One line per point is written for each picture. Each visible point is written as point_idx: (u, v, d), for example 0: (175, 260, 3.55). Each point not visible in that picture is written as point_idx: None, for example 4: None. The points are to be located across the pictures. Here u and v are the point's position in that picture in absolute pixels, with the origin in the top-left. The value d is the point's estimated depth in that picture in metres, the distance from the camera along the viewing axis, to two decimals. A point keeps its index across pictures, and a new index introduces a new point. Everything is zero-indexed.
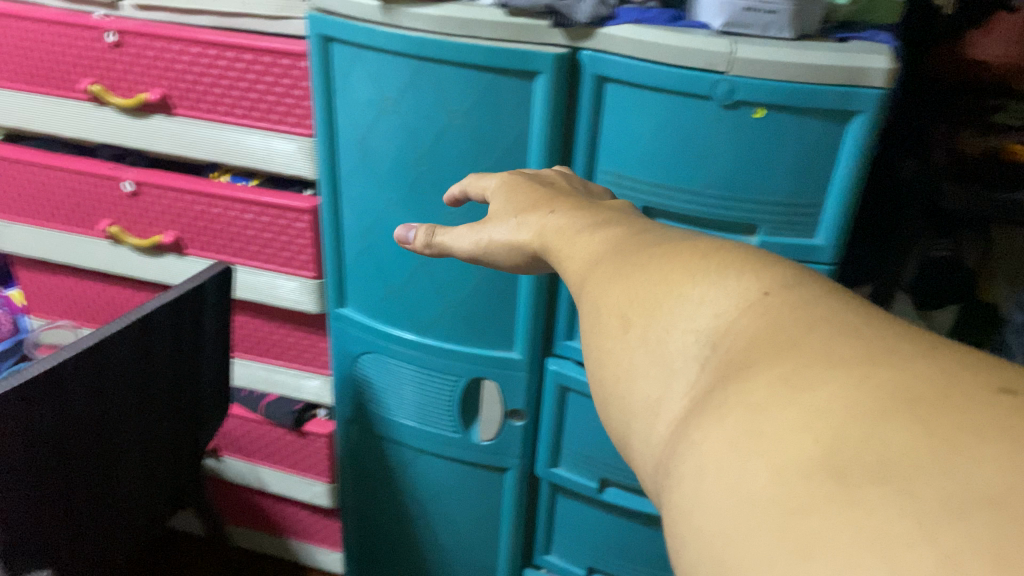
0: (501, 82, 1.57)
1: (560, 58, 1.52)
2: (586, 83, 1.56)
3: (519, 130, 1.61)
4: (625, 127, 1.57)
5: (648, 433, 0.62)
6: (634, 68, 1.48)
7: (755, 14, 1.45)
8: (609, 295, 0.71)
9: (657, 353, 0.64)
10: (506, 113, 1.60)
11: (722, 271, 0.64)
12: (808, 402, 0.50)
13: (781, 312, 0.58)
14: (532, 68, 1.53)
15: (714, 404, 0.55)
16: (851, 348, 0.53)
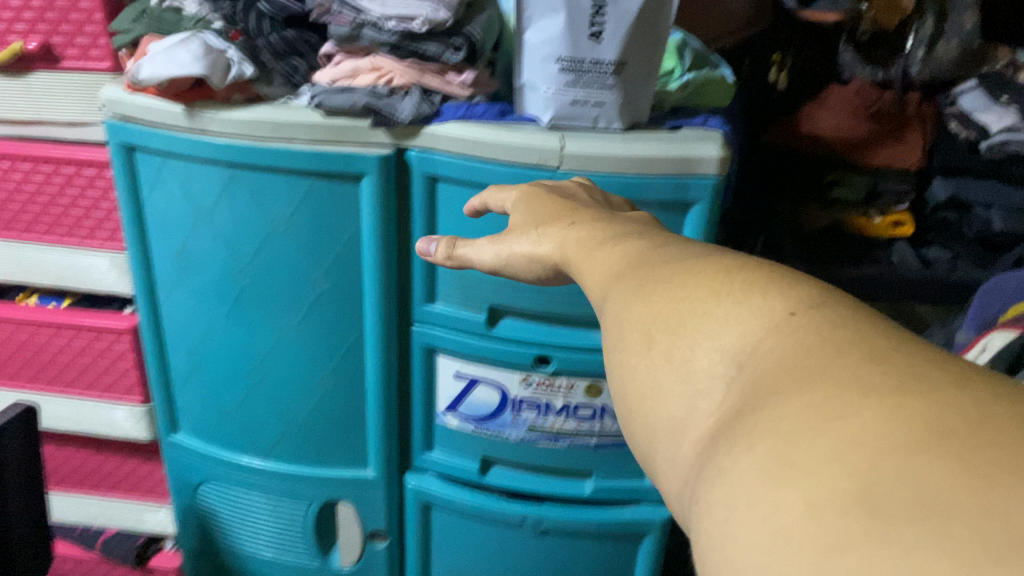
0: (336, 183, 1.43)
1: (383, 160, 1.40)
2: (417, 185, 1.43)
3: (355, 235, 1.48)
4: (457, 229, 1.46)
5: (671, 457, 0.52)
6: (492, 174, 1.37)
7: (581, 106, 1.37)
8: (632, 307, 0.60)
9: (675, 374, 0.54)
10: (334, 220, 1.47)
11: (747, 292, 0.54)
12: (836, 428, 0.42)
13: (809, 335, 0.48)
14: (356, 168, 1.40)
15: (735, 430, 0.46)
16: (884, 373, 0.44)
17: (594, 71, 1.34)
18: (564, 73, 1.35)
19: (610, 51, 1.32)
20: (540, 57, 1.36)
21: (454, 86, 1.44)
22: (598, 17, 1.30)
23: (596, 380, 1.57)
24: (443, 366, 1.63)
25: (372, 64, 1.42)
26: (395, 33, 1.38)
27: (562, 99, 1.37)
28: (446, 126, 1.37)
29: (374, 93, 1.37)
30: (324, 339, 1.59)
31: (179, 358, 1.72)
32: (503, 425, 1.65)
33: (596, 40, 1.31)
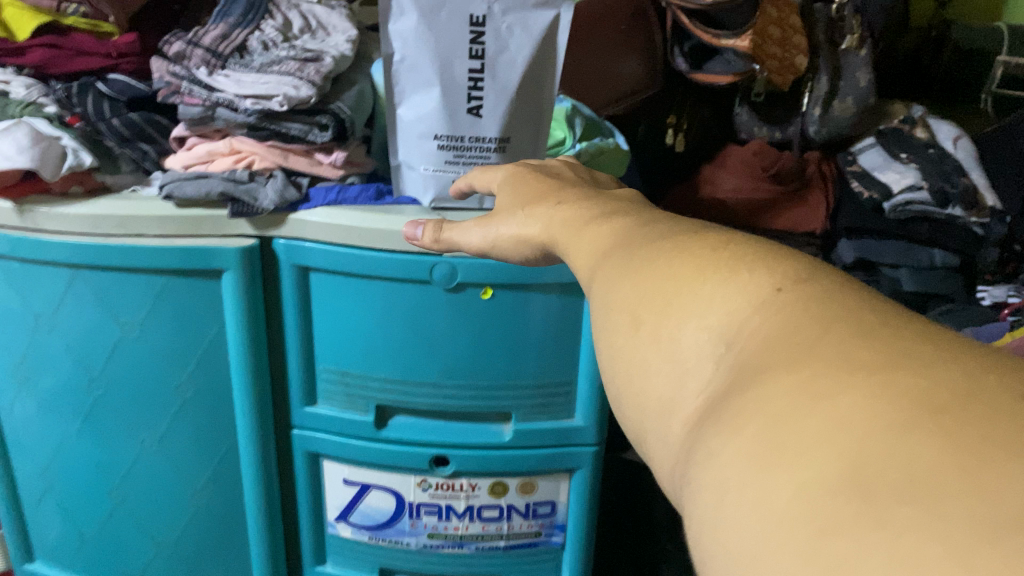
0: (201, 281, 1.21)
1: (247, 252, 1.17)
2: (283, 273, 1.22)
3: (216, 325, 1.25)
4: (339, 319, 1.25)
5: (667, 432, 0.53)
6: (366, 262, 1.17)
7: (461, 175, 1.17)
8: (620, 285, 0.62)
9: (652, 348, 0.57)
10: (201, 309, 1.23)
11: (713, 268, 0.57)
12: (799, 399, 0.43)
13: (793, 310, 0.50)
14: (213, 264, 1.18)
15: (732, 414, 0.46)
16: (867, 350, 0.45)
17: (472, 156, 1.15)
18: (448, 165, 1.15)
19: (491, 128, 1.13)
20: (420, 134, 1.14)
21: (320, 165, 1.20)
22: (473, 97, 1.12)
23: (500, 477, 1.37)
24: (330, 472, 1.41)
25: (231, 146, 1.18)
26: (253, 113, 1.14)
27: (442, 177, 1.16)
28: (313, 211, 1.16)
29: (231, 178, 1.15)
30: (191, 449, 1.35)
31: (32, 471, 1.44)
32: (400, 532, 1.43)
33: (476, 117, 1.12)
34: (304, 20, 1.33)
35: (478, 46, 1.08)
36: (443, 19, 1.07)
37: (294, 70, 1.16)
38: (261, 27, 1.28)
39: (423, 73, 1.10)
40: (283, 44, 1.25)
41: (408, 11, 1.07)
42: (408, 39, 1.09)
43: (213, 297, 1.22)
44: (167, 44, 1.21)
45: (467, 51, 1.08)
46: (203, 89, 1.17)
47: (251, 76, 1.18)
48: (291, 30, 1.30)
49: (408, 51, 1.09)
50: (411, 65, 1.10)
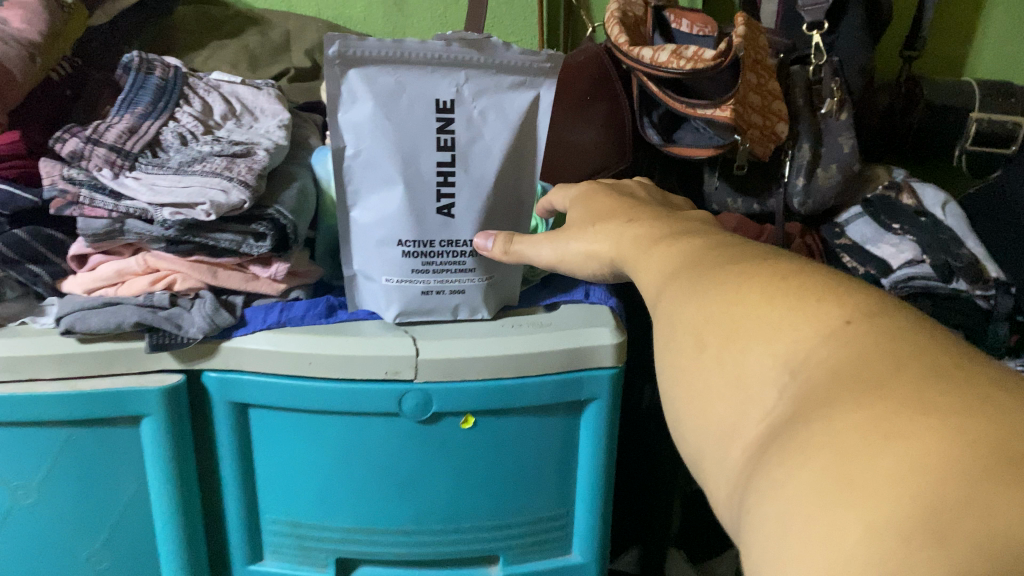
0: (116, 430, 0.63)
1: (172, 390, 0.62)
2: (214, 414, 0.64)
3: (143, 482, 0.65)
4: (291, 479, 0.67)
5: (718, 468, 0.31)
6: (312, 393, 0.63)
7: (436, 295, 0.63)
8: (682, 300, 0.36)
9: (711, 372, 0.32)
10: (99, 490, 0.65)
11: (777, 280, 0.33)
12: (873, 431, 0.25)
13: (887, 348, 0.28)
14: (129, 412, 0.62)
15: (791, 441, 0.27)
16: (922, 360, 0.27)
17: (455, 266, 0.62)
18: (417, 273, 0.62)
19: (466, 228, 0.61)
20: (373, 237, 0.60)
21: (259, 279, 0.64)
22: (445, 186, 0.60)
23: None
24: None
25: (144, 262, 0.63)
26: (177, 226, 0.60)
27: (408, 292, 0.62)
28: (251, 335, 0.62)
29: (150, 306, 0.61)
30: None
31: None
32: None
33: (447, 215, 0.61)
34: (230, 106, 0.73)
35: (448, 133, 0.58)
36: (407, 104, 0.57)
37: (222, 169, 0.62)
38: (175, 117, 0.68)
39: (382, 166, 0.58)
40: (206, 137, 0.67)
41: (361, 98, 0.57)
42: (365, 132, 0.57)
43: (137, 465, 0.64)
44: (60, 143, 0.63)
45: (432, 138, 0.58)
46: (110, 198, 0.61)
47: (169, 178, 0.62)
48: (210, 119, 0.70)
49: (364, 139, 0.57)
50: (368, 159, 0.58)
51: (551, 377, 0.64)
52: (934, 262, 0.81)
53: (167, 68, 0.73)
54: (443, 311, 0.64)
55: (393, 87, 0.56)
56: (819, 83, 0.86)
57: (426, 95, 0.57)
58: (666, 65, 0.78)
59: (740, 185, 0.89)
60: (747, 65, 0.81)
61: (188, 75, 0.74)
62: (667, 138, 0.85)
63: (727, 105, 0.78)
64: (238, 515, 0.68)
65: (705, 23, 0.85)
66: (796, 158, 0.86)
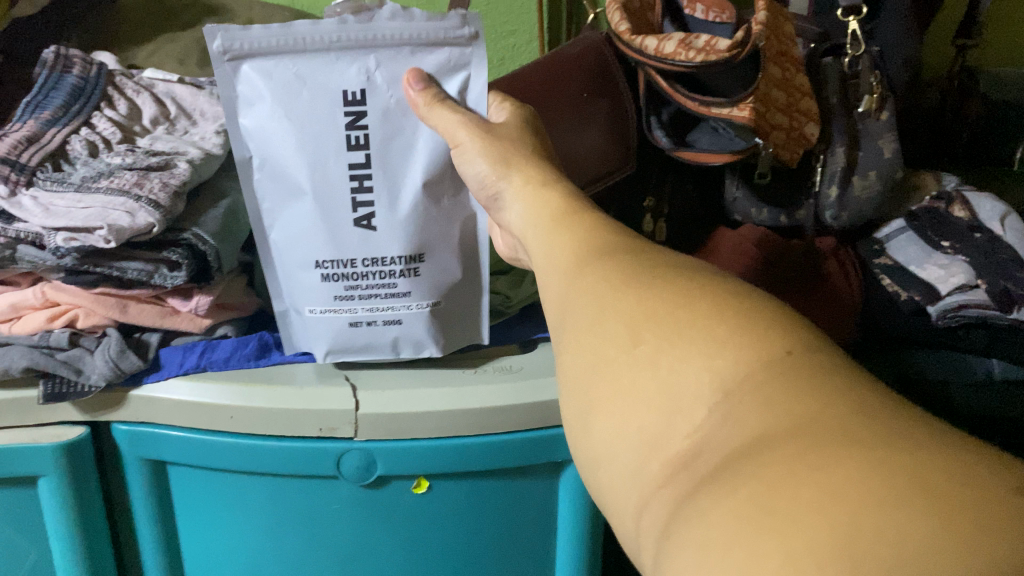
0: (12, 489, 0.54)
1: (77, 445, 0.53)
2: (132, 470, 0.55)
3: (45, 548, 0.56)
4: (220, 547, 0.57)
5: (627, 490, 0.27)
6: (235, 452, 0.53)
7: (367, 327, 0.51)
8: (615, 297, 0.31)
9: (634, 379, 0.28)
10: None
11: (728, 301, 0.28)
12: (802, 460, 0.22)
13: (817, 378, 0.25)
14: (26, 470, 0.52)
15: (713, 469, 0.24)
16: (854, 397, 0.24)
17: (385, 291, 0.50)
18: (341, 299, 0.50)
19: (393, 242, 0.49)
20: (291, 258, 0.50)
21: (178, 315, 0.55)
22: (362, 193, 0.48)
23: None
24: None
25: (42, 294, 0.53)
26: (73, 255, 0.51)
27: (331, 323, 0.51)
28: (164, 382, 0.52)
29: (45, 347, 0.52)
30: None
31: None
32: None
33: (367, 228, 0.48)
34: (162, 109, 0.63)
35: (360, 129, 0.47)
36: (309, 99, 0.46)
37: (132, 185, 0.52)
38: (91, 122, 0.59)
39: (288, 174, 0.48)
40: (121, 146, 0.57)
41: (259, 98, 0.46)
42: (268, 137, 0.47)
43: (37, 528, 0.55)
44: None
45: (339, 137, 0.46)
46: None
47: (68, 197, 0.52)
48: (134, 124, 0.61)
49: (266, 145, 0.47)
50: (272, 168, 0.48)
51: (521, 435, 0.53)
52: (991, 287, 0.67)
53: (89, 65, 0.63)
54: (381, 347, 0.52)
55: (292, 81, 0.46)
56: (856, 77, 0.72)
57: (330, 85, 0.46)
58: (674, 57, 0.65)
59: (766, 194, 0.75)
60: (768, 56, 0.69)
61: (117, 74, 0.65)
62: (679, 140, 0.72)
63: (746, 103, 0.65)
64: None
65: (721, 7, 0.73)
66: (829, 165, 0.73)
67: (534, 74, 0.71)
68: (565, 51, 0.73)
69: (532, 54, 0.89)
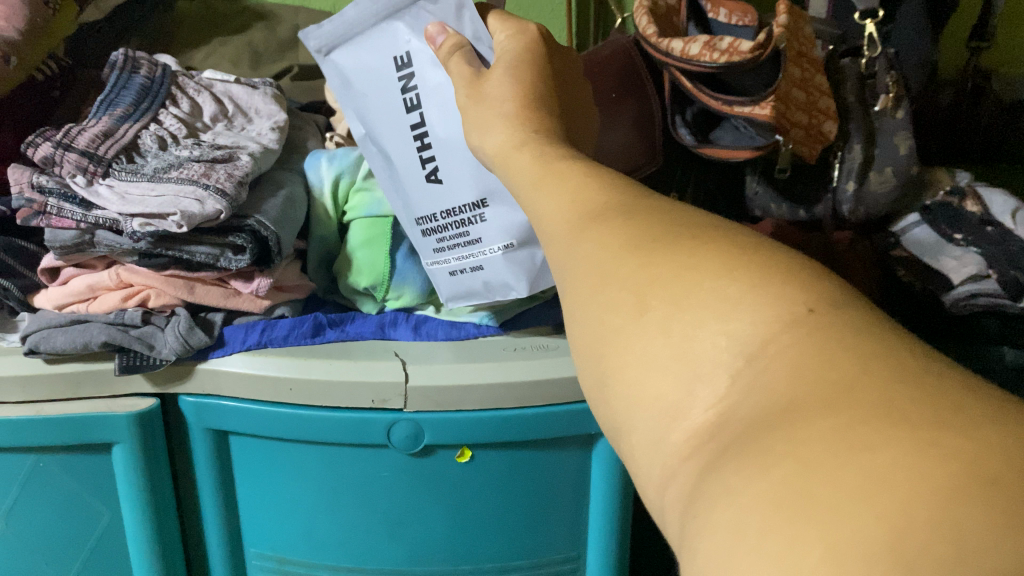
0: (90, 455, 0.58)
1: (150, 413, 0.57)
2: (199, 435, 0.59)
3: (117, 510, 0.60)
4: (280, 509, 0.61)
5: (654, 460, 0.24)
6: (293, 422, 0.57)
7: (464, 274, 0.54)
8: (615, 264, 0.28)
9: (646, 347, 0.25)
10: (76, 517, 0.60)
11: (736, 255, 0.26)
12: (840, 439, 0.19)
13: (852, 337, 0.22)
14: (102, 436, 0.57)
15: (742, 439, 0.21)
16: (893, 358, 0.21)
17: (463, 240, 0.53)
18: (440, 250, 0.55)
19: (455, 190, 0.51)
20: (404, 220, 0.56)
21: (239, 296, 0.59)
22: (425, 150, 0.51)
23: None
24: None
25: (117, 276, 0.58)
26: (148, 238, 0.55)
27: (440, 274, 0.56)
28: (230, 357, 0.57)
29: (120, 324, 0.56)
30: None
31: None
32: None
33: (436, 182, 0.52)
34: (221, 107, 0.68)
35: (413, 90, 0.50)
36: (376, 75, 0.51)
37: (200, 175, 0.56)
38: (158, 119, 0.63)
39: (377, 145, 0.53)
40: (187, 140, 0.62)
41: (341, 77, 0.52)
42: (358, 114, 0.53)
43: (109, 490, 0.60)
44: (32, 147, 0.58)
45: (400, 102, 0.50)
46: (79, 207, 0.57)
47: (142, 186, 0.56)
48: (197, 121, 0.66)
49: (359, 119, 0.53)
50: (369, 143, 0.54)
51: (566, 407, 0.57)
52: (1001, 277, 0.69)
53: (155, 66, 0.68)
54: (483, 292, 0.55)
55: (363, 61, 0.51)
56: (873, 77, 0.75)
57: (387, 56, 0.50)
58: (698, 58, 0.69)
59: (786, 189, 0.79)
60: (791, 57, 0.71)
61: (178, 74, 0.70)
62: (703, 138, 0.76)
63: (767, 102, 0.69)
64: (218, 536, 0.63)
65: (744, 11, 0.77)
66: (846, 160, 0.76)
67: None
68: (596, 53, 0.77)
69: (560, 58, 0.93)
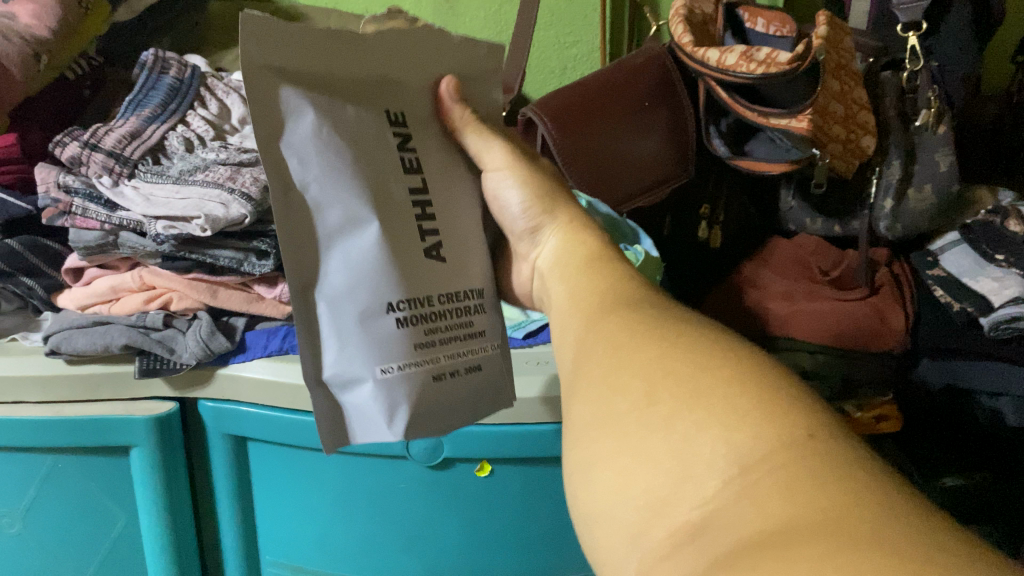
0: (107, 458, 0.58)
1: (169, 421, 0.57)
2: (216, 442, 0.59)
3: (133, 514, 0.60)
4: (293, 517, 0.60)
5: (627, 555, 0.24)
6: (303, 431, 0.56)
7: (450, 379, 0.37)
8: (635, 351, 0.29)
9: (644, 439, 0.25)
10: (91, 518, 0.60)
11: (746, 372, 0.27)
12: (829, 562, 0.19)
13: (845, 473, 0.22)
14: (120, 441, 0.57)
15: (732, 551, 0.21)
16: (882, 499, 0.21)
17: (464, 331, 0.38)
18: (421, 348, 0.36)
19: (462, 271, 0.39)
20: (353, 306, 0.34)
21: (263, 301, 0.59)
22: (425, 221, 0.37)
23: None
24: None
25: (140, 278, 0.58)
26: (171, 241, 0.55)
27: (416, 381, 0.36)
28: (250, 363, 0.56)
29: (141, 327, 0.56)
30: None
31: None
32: None
33: (436, 258, 0.37)
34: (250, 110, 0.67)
35: (410, 151, 0.37)
36: (356, 115, 0.35)
37: (225, 178, 0.55)
38: (186, 120, 0.63)
39: (339, 199, 0.34)
40: (214, 143, 0.61)
41: (298, 102, 0.33)
42: (309, 150, 0.33)
43: (124, 494, 0.60)
44: (60, 147, 0.58)
45: (393, 157, 0.36)
46: (104, 208, 0.56)
47: (167, 188, 0.56)
48: (225, 123, 0.65)
49: (310, 162, 0.33)
50: (309, 201, 0.34)
51: None
52: None
53: (184, 67, 0.68)
54: (464, 410, 0.38)
55: (336, 98, 0.34)
56: (914, 92, 0.72)
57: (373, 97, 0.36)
58: (734, 69, 0.67)
59: (821, 204, 0.77)
60: (828, 69, 0.69)
61: (208, 76, 0.70)
62: (736, 149, 0.74)
63: (804, 115, 0.67)
64: (232, 539, 0.63)
65: (783, 22, 0.74)
66: (885, 176, 0.73)
67: (597, 86, 0.73)
68: (629, 62, 0.74)
69: (593, 64, 0.90)
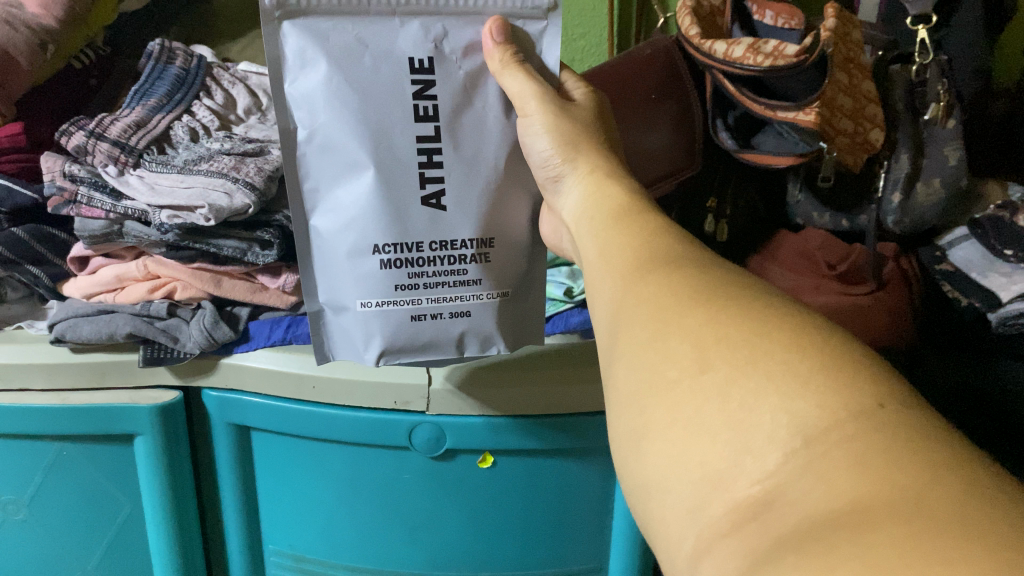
0: (111, 447, 0.59)
1: (171, 410, 0.57)
2: (217, 429, 0.59)
3: (138, 501, 0.61)
4: (299, 505, 0.61)
5: (687, 529, 0.24)
6: (309, 421, 0.56)
7: (430, 320, 0.46)
8: (682, 313, 0.28)
9: (698, 411, 0.25)
10: (96, 505, 0.60)
11: (804, 334, 0.26)
12: (913, 546, 0.19)
13: (916, 440, 0.22)
14: (123, 429, 0.57)
15: (808, 532, 0.21)
16: (963, 471, 0.21)
17: (455, 278, 0.45)
18: (404, 289, 0.45)
19: (464, 223, 0.44)
20: (340, 247, 0.44)
21: (267, 291, 0.58)
22: (430, 168, 0.43)
23: None
24: None
25: (145, 267, 0.58)
26: (175, 230, 0.55)
27: (392, 317, 0.45)
28: (253, 353, 0.56)
29: (145, 316, 0.56)
30: None
31: None
32: None
33: (435, 207, 0.44)
34: (255, 100, 0.68)
35: (429, 99, 0.42)
36: (373, 67, 0.41)
37: (229, 168, 0.56)
38: (191, 110, 0.63)
39: (342, 149, 0.42)
40: (219, 133, 0.61)
41: (312, 60, 0.41)
42: (319, 105, 0.42)
43: (130, 482, 0.60)
44: (66, 136, 0.58)
45: (405, 106, 0.42)
46: (109, 197, 0.56)
47: (172, 177, 0.56)
48: (230, 113, 0.65)
49: (318, 112, 0.42)
50: (318, 142, 0.42)
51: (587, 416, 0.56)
52: None
53: (190, 58, 0.68)
54: (443, 346, 0.46)
55: (351, 53, 0.41)
56: (923, 85, 0.71)
57: (396, 49, 0.41)
58: (741, 61, 0.67)
59: (830, 198, 0.76)
60: (836, 62, 0.70)
61: (214, 66, 0.70)
62: (744, 142, 0.73)
63: (812, 108, 0.66)
64: (235, 524, 0.63)
65: (791, 14, 0.74)
66: (892, 171, 0.73)
67: (610, 72, 0.73)
68: (636, 53, 0.74)
69: (600, 56, 0.90)
